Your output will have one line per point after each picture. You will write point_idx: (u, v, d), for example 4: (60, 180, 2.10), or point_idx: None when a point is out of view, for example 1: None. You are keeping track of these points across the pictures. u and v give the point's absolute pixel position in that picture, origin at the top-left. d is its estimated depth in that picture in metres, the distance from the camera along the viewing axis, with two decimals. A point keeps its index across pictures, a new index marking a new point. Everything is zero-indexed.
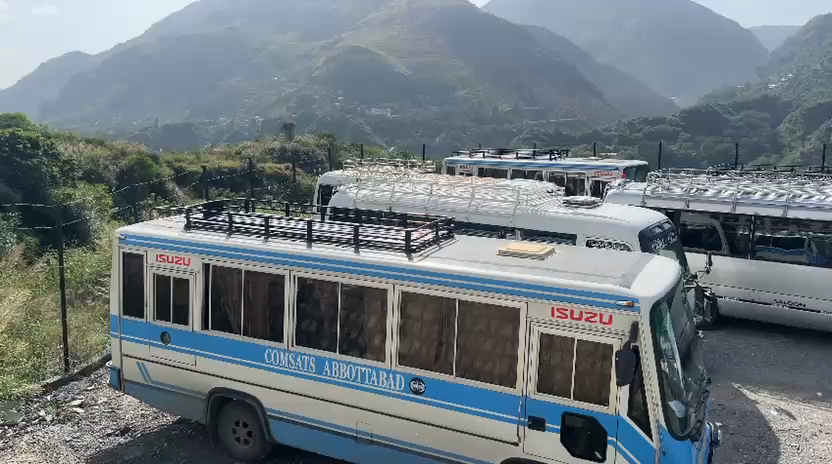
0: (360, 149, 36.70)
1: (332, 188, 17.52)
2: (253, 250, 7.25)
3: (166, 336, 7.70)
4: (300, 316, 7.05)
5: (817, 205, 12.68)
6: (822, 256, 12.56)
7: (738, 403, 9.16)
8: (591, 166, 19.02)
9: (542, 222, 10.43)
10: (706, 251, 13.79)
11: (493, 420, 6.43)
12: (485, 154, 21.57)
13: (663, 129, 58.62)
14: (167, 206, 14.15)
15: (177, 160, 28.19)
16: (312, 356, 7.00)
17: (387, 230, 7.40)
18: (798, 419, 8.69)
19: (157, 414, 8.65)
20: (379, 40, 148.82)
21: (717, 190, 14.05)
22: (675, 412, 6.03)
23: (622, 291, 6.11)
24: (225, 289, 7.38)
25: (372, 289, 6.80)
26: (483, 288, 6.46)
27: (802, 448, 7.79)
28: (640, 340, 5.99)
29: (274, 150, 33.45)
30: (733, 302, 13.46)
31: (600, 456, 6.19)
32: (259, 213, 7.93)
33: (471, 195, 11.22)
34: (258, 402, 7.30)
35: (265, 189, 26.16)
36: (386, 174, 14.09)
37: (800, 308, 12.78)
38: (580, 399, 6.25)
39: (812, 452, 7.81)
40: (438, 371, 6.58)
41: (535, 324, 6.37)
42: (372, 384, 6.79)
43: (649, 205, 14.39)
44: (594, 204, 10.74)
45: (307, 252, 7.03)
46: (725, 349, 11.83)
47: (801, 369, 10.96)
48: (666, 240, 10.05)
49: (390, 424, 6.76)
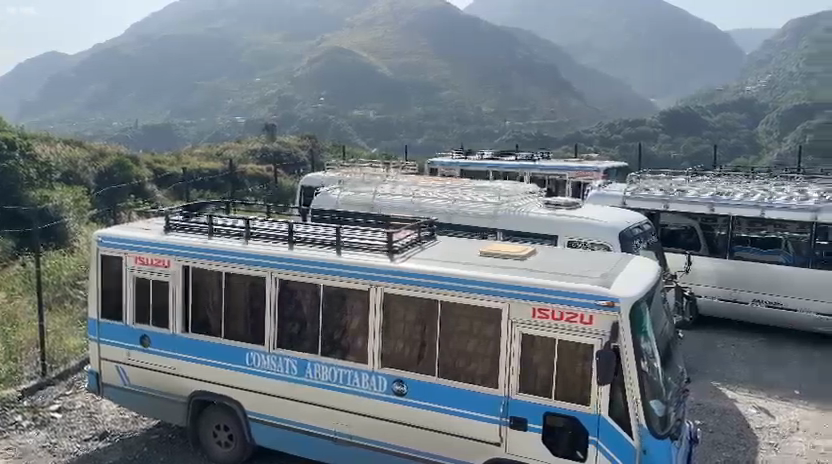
0: (340, 151, 40.24)
1: (315, 189, 17.87)
2: (234, 254, 7.64)
3: (145, 338, 8.08)
4: (284, 317, 7.41)
5: (795, 206, 12.85)
6: (797, 255, 12.77)
7: (717, 401, 10.37)
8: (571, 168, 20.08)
9: (522, 222, 11.69)
10: (684, 251, 14.06)
11: (471, 420, 6.54)
12: (466, 156, 22.49)
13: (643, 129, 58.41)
14: (137, 211, 14.84)
15: (157, 161, 29.31)
16: (294, 359, 7.34)
17: (369, 232, 7.71)
18: (776, 417, 9.85)
19: (136, 419, 9.10)
20: (362, 40, 142.75)
21: (695, 190, 14.30)
22: (656, 411, 5.95)
23: (600, 291, 6.09)
24: (209, 292, 7.78)
25: (354, 291, 7.13)
26: (458, 288, 6.63)
27: (778, 446, 8.97)
28: (621, 340, 5.96)
29: (259, 152, 35.77)
30: (713, 302, 13.75)
31: (582, 455, 6.13)
32: (238, 216, 8.33)
33: (451, 198, 12.36)
34: (237, 404, 7.66)
35: (248, 191, 27.07)
36: (367, 174, 15.56)
37: (779, 307, 13.04)
38: (562, 399, 6.23)
39: (787, 447, 9.01)
40: (418, 372, 6.80)
41: (516, 324, 6.42)
42: (353, 386, 7.08)
43: (627, 205, 14.68)
44: (574, 205, 12.01)
45: (287, 254, 7.42)
46: (708, 349, 12.79)
47: (782, 368, 11.91)
48: (644, 240, 11.46)
49: (367, 425, 7.03)
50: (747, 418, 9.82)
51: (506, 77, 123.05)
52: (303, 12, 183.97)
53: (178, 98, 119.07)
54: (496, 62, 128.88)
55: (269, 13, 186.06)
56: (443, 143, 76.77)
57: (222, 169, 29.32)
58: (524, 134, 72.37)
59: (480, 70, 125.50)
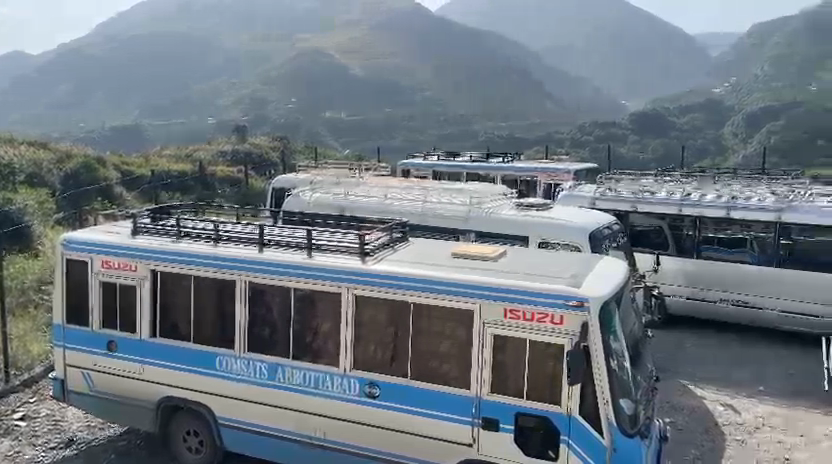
0: (311, 152, 39.84)
1: (286, 191, 17.37)
2: (204, 256, 7.56)
3: (112, 344, 7.95)
4: (255, 320, 7.36)
5: (759, 206, 13.17)
6: (762, 255, 13.09)
7: (685, 399, 10.54)
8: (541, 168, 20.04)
9: (496, 224, 11.84)
10: (653, 251, 14.25)
11: (442, 421, 6.57)
12: (439, 158, 22.66)
13: (613, 131, 59.10)
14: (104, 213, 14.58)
15: (125, 163, 28.85)
16: (266, 363, 7.28)
17: (342, 234, 7.71)
18: (742, 414, 10.05)
19: (103, 426, 8.93)
20: (334, 40, 142.60)
21: (665, 191, 14.52)
22: (625, 410, 6.04)
23: (568, 291, 6.20)
24: (178, 296, 7.69)
25: (326, 294, 7.11)
26: (430, 290, 6.65)
27: (744, 442, 9.16)
28: (590, 339, 6.05)
29: (229, 153, 35.36)
30: (682, 301, 13.98)
31: (553, 455, 6.22)
32: (208, 219, 8.24)
33: (424, 199, 12.43)
34: (208, 408, 7.57)
35: (218, 193, 26.81)
36: (341, 179, 15.64)
37: (744, 305, 13.32)
38: (532, 399, 6.30)
39: (753, 445, 9.20)
40: (391, 374, 6.80)
41: (487, 326, 6.46)
42: (325, 389, 7.05)
43: (597, 206, 14.86)
44: (546, 207, 12.27)
45: (259, 257, 7.35)
46: (676, 348, 13.00)
47: (749, 365, 12.15)
48: (614, 241, 11.69)
49: (339, 428, 7.01)
50: (714, 414, 10.03)
51: (478, 79, 123.72)
52: (275, 11, 183.03)
53: (146, 97, 117.22)
54: (468, 62, 129.49)
55: (240, 12, 184.53)
56: (415, 143, 76.85)
57: (191, 171, 28.91)
58: (495, 136, 72.85)
59: (451, 70, 125.88)
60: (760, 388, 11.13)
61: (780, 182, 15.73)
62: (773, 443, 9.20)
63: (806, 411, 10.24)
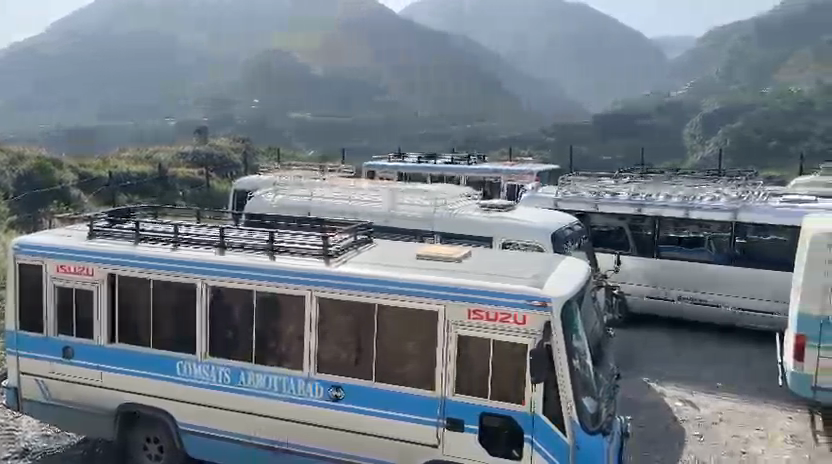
0: (275, 153, 39.54)
1: (249, 192, 17.45)
2: (163, 260, 7.42)
3: (68, 350, 7.74)
4: (215, 325, 7.25)
5: (716, 206, 13.57)
6: (719, 254, 13.44)
7: (646, 397, 10.73)
8: (506, 169, 20.40)
9: (460, 225, 11.80)
10: (614, 251, 14.41)
11: (407, 423, 6.55)
12: (401, 160, 22.42)
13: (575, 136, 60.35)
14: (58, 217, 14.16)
15: (82, 165, 28.17)
16: (228, 368, 7.17)
17: (305, 237, 7.65)
18: (700, 409, 10.27)
19: (60, 435, 8.71)
20: (299, 40, 142.07)
21: (625, 192, 14.71)
22: (586, 408, 6.10)
23: (532, 291, 6.25)
24: (136, 301, 7.53)
25: (289, 297, 7.03)
26: (395, 292, 6.64)
27: (703, 437, 9.37)
28: (553, 338, 6.09)
29: (191, 155, 34.87)
30: (641, 300, 14.21)
31: (517, 454, 6.26)
32: (168, 222, 8.09)
33: (390, 201, 12.42)
34: (168, 415, 7.42)
35: (179, 195, 26.37)
36: (302, 178, 15.33)
37: (701, 303, 13.63)
38: (496, 399, 6.33)
39: (711, 439, 9.40)
40: (355, 377, 6.77)
41: (452, 326, 6.47)
42: (289, 394, 6.96)
43: (559, 207, 14.97)
44: (510, 208, 12.19)
45: (220, 260, 7.25)
46: (636, 345, 13.24)
47: (706, 362, 12.42)
48: (575, 242, 11.57)
49: (304, 432, 6.93)
50: (674, 410, 10.23)
51: (443, 84, 125.04)
52: (238, 9, 181.07)
53: (105, 98, 114.82)
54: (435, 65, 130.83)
55: (201, 10, 181.87)
56: (379, 145, 76.98)
57: (150, 173, 28.40)
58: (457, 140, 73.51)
59: (415, 72, 126.44)
60: (717, 383, 11.39)
61: (736, 181, 16.11)
62: (730, 437, 9.42)
63: (762, 405, 10.51)
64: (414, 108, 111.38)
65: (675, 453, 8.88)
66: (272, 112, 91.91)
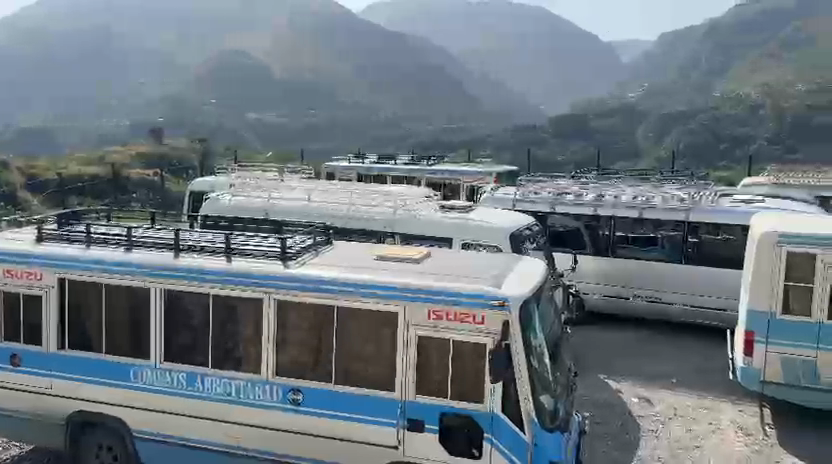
0: (232, 154, 39.04)
1: (206, 194, 17.32)
2: (115, 265, 7.23)
3: (16, 358, 7.50)
4: (171, 330, 7.11)
5: (671, 206, 13.66)
6: (674, 252, 13.51)
7: (603, 393, 10.87)
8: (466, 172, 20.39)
9: (420, 226, 11.79)
10: (572, 252, 14.37)
11: (369, 425, 6.54)
12: (363, 160, 22.53)
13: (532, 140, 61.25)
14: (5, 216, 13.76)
15: (30, 167, 27.29)
16: (184, 373, 7.06)
17: (263, 240, 7.56)
18: (655, 405, 10.45)
19: (9, 446, 8.44)
20: (257, 41, 140.66)
21: (582, 193, 14.71)
22: (545, 405, 6.23)
23: (492, 292, 6.28)
24: (87, 306, 7.34)
25: (247, 302, 6.93)
26: (353, 294, 6.61)
27: (658, 432, 9.58)
28: (512, 337, 6.14)
29: (145, 157, 34.14)
30: (598, 299, 14.23)
31: (477, 453, 6.29)
32: (121, 226, 7.90)
33: (349, 202, 12.28)
34: (122, 422, 7.24)
35: (132, 198, 25.78)
36: (259, 175, 15.03)
37: (657, 300, 13.69)
38: (456, 398, 6.35)
39: (666, 433, 9.63)
40: (315, 380, 6.72)
41: (411, 327, 6.46)
42: (248, 398, 6.88)
43: (518, 208, 14.92)
44: (468, 208, 12.24)
45: (175, 265, 7.10)
46: (593, 344, 13.29)
47: (661, 359, 12.54)
48: (534, 242, 11.61)
49: (262, 436, 6.85)
50: (629, 406, 10.41)
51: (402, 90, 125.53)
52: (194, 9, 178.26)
53: (55, 99, 111.66)
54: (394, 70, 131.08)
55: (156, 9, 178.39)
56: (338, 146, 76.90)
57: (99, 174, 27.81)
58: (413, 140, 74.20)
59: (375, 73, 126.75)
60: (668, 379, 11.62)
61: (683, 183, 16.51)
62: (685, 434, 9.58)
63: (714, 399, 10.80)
64: (374, 112, 111.51)
65: (632, 449, 9.06)
66: (230, 114, 90.81)
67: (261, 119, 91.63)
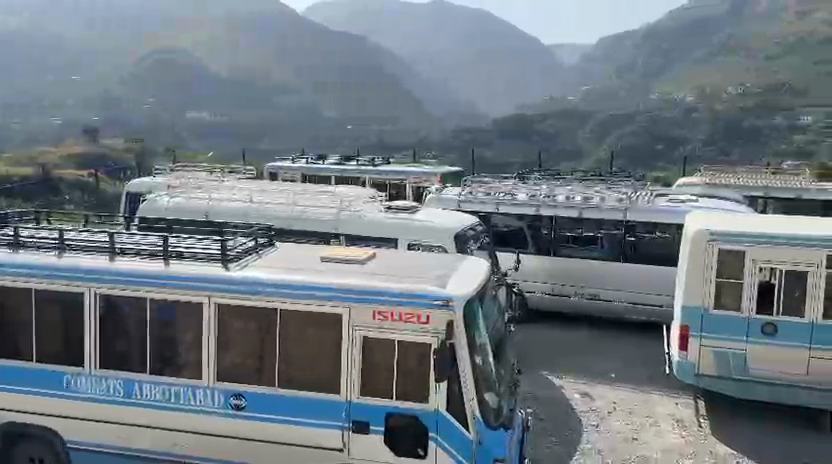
0: (171, 153, 38.13)
1: (141, 196, 17.01)
2: (49, 266, 6.97)
3: None
4: (105, 336, 6.88)
5: (607, 207, 14.31)
6: (611, 250, 14.18)
7: (548, 389, 11.14)
8: (411, 173, 20.47)
9: (364, 226, 11.92)
10: (515, 251, 14.84)
11: (313, 429, 6.50)
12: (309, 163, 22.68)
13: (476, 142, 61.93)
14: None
15: None
16: (121, 380, 6.84)
17: (203, 241, 7.39)
18: (597, 400, 10.77)
19: None
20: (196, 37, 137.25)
21: (524, 192, 15.20)
22: (488, 403, 6.31)
23: (436, 291, 6.28)
24: (16, 308, 7.03)
25: (186, 305, 6.75)
26: (292, 297, 6.53)
27: (600, 424, 9.88)
28: (454, 337, 6.14)
29: (80, 157, 33.08)
30: (541, 297, 14.71)
31: (422, 453, 6.29)
32: (54, 229, 7.66)
33: (293, 202, 12.53)
34: (55, 432, 6.97)
35: (66, 200, 25.10)
36: (200, 180, 15.16)
37: (596, 298, 14.27)
38: (401, 398, 6.33)
39: (608, 426, 9.92)
40: (258, 386, 6.63)
41: (354, 327, 6.41)
42: (188, 404, 6.72)
43: (463, 208, 15.41)
44: (414, 208, 12.26)
45: (110, 267, 6.87)
46: (536, 341, 13.68)
47: (603, 354, 13.02)
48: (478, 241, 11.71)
49: (203, 444, 6.71)
50: (572, 402, 10.70)
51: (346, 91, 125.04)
52: None
53: None
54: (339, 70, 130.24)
55: None
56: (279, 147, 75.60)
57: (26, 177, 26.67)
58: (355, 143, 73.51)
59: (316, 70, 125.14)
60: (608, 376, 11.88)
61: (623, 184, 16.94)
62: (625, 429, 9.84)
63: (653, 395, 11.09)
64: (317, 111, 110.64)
65: (576, 442, 9.32)
66: (168, 112, 88.47)
67: (201, 116, 89.43)
